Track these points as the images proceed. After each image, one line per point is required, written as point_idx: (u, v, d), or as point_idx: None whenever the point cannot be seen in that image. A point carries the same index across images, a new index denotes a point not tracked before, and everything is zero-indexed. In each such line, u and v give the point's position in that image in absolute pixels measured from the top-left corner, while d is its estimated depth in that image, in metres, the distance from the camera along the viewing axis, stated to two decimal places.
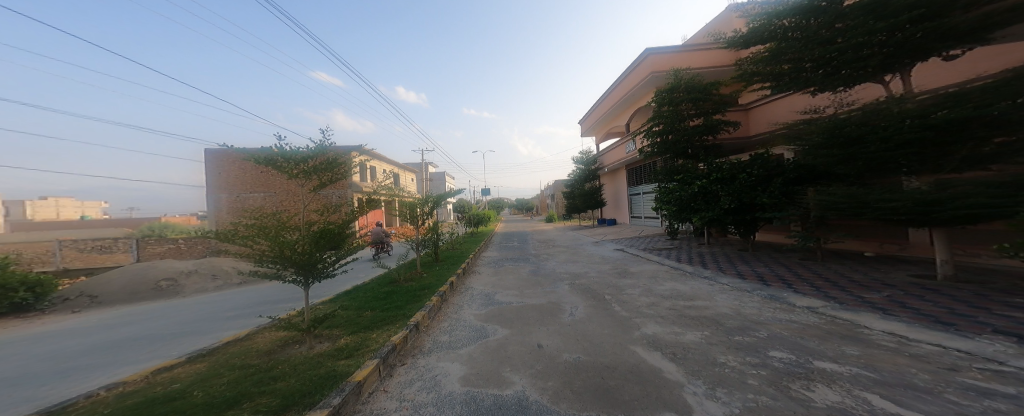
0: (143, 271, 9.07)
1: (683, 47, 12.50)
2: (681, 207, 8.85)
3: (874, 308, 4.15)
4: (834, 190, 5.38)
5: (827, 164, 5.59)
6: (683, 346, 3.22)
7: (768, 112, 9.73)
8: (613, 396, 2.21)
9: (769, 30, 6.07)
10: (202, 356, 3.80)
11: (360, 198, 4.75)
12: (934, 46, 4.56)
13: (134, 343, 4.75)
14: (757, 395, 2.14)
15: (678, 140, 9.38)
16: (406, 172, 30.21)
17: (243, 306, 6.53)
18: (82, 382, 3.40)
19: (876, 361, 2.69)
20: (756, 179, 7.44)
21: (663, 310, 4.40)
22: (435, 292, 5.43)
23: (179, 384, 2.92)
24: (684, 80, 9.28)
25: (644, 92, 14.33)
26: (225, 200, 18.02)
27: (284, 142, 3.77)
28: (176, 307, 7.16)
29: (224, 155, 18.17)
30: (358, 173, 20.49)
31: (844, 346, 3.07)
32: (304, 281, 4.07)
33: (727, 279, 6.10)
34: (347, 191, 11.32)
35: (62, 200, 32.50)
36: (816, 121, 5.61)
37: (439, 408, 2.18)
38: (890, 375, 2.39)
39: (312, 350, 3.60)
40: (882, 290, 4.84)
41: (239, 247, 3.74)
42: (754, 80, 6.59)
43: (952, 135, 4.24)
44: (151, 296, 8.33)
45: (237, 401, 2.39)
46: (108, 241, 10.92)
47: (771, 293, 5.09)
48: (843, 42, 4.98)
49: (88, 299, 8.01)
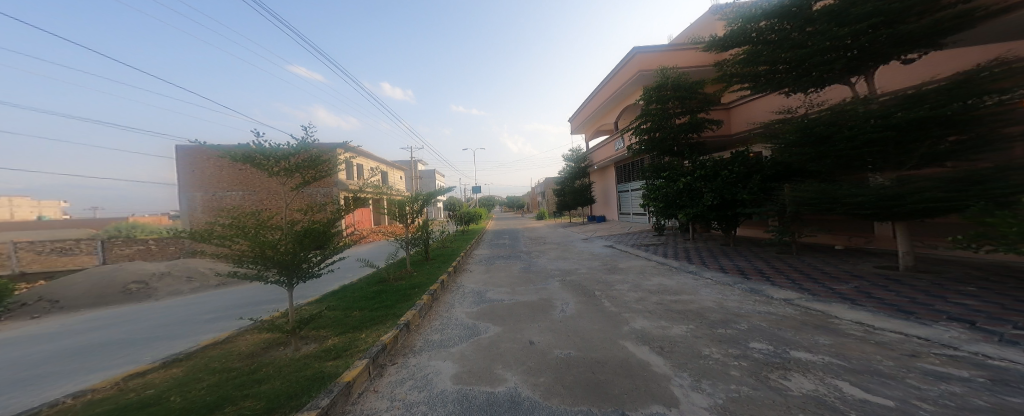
0: (111, 273, 8.59)
1: (669, 46, 12.75)
2: (666, 204, 9.08)
3: (844, 298, 4.39)
4: (807, 186, 5.63)
5: (801, 162, 5.85)
6: (670, 339, 3.32)
7: (748, 111, 10.09)
8: (604, 390, 2.26)
9: (745, 33, 6.27)
10: (178, 360, 3.65)
11: (347, 197, 4.63)
12: (895, 51, 4.83)
13: (102, 348, 4.51)
14: (739, 386, 2.23)
15: (664, 137, 9.53)
16: (394, 170, 29.73)
17: (222, 309, 6.31)
18: (46, 390, 3.22)
19: (846, 349, 2.85)
20: (736, 176, 7.70)
21: (650, 304, 4.51)
22: (426, 291, 5.38)
23: (154, 390, 2.79)
24: (670, 79, 9.43)
25: (630, 90, 14.54)
26: (200, 198, 17.24)
27: (262, 138, 3.61)
28: (148, 311, 6.84)
29: (199, 151, 17.41)
30: (345, 170, 20.10)
31: (817, 335, 3.24)
32: (288, 281, 3.95)
33: (710, 273, 6.32)
34: (334, 189, 11.30)
35: (16, 198, 30.38)
36: (789, 120, 5.83)
37: (431, 407, 2.17)
38: (859, 362, 2.54)
39: (298, 352, 3.51)
40: (851, 281, 5.14)
41: (216, 248, 3.59)
42: (734, 81, 6.79)
43: (910, 135, 4.51)
44: (121, 300, 7.91)
45: (219, 405, 2.32)
46: (69, 242, 10.31)
47: (751, 286, 5.30)
48: (813, 46, 5.20)
49: (49, 303, 7.55)
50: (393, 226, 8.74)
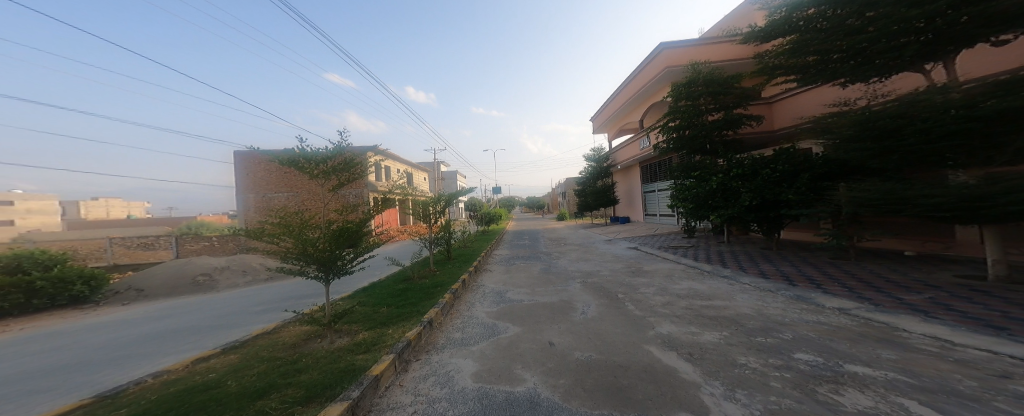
0: (181, 267, 9.66)
1: (698, 40, 12.08)
2: (697, 205, 8.61)
3: (913, 310, 3.90)
4: (868, 185, 5.07)
5: (860, 159, 5.28)
6: (700, 346, 3.14)
7: (794, 105, 9.31)
8: (627, 395, 2.19)
9: (791, 22, 5.82)
10: (235, 347, 4.05)
11: (376, 198, 4.88)
12: (979, 33, 4.15)
13: (173, 335, 5.10)
14: (780, 398, 2.06)
15: (696, 135, 8.99)
16: (419, 171, 30.79)
17: (270, 302, 6.89)
18: (133, 369, 3.71)
19: (914, 365, 2.53)
20: (781, 175, 7.10)
21: (679, 309, 4.30)
22: (448, 290, 5.51)
23: (215, 374, 3.12)
24: (702, 74, 8.92)
25: (657, 88, 13.94)
26: (252, 199, 18.94)
27: (304, 143, 3.91)
28: (209, 301, 7.62)
29: (251, 156, 19.10)
30: (373, 173, 21.18)
31: (879, 349, 2.90)
32: (325, 277, 4.22)
33: (748, 279, 5.87)
34: (365, 190, 11.90)
35: (111, 199, 35.47)
36: (846, 113, 5.29)
37: (452, 404, 2.23)
38: (932, 381, 2.25)
39: (333, 345, 3.75)
40: (923, 291, 4.54)
41: (267, 244, 3.93)
42: (778, 73, 6.36)
43: (1001, 125, 3.90)
44: (189, 291, 8.90)
45: (266, 391, 2.53)
46: (151, 239, 11.80)
47: (797, 293, 4.86)
48: (876, 32, 4.69)
49: (135, 292, 8.66)
50: (415, 226, 9.06)
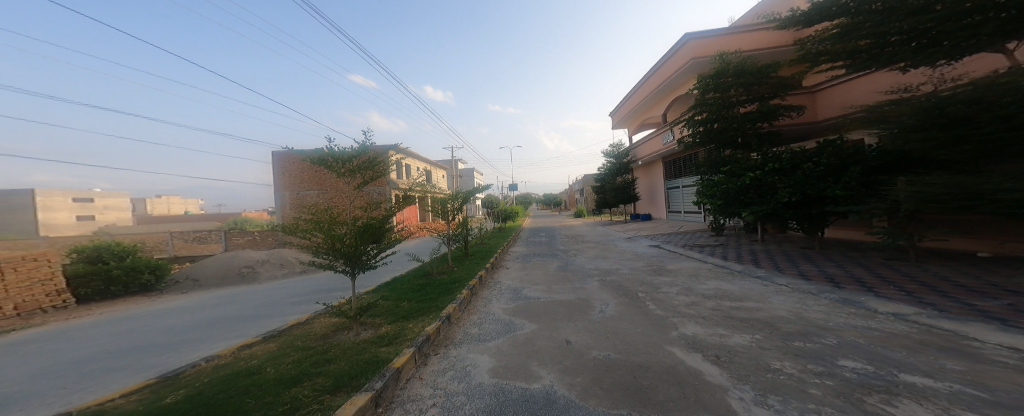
0: (229, 259, 10.46)
1: (728, 29, 11.37)
2: (728, 201, 8.16)
3: (986, 317, 3.47)
4: (931, 180, 4.56)
5: (922, 150, 4.74)
6: (729, 349, 2.97)
7: (841, 94, 8.57)
8: (646, 396, 2.11)
9: (840, 3, 5.31)
10: (273, 336, 4.34)
11: (398, 195, 5.03)
12: None
13: (220, 322, 5.54)
14: (820, 406, 1.91)
15: (725, 128, 8.48)
16: (439, 169, 31.46)
17: (303, 294, 7.30)
18: (187, 353, 4.07)
19: (986, 378, 2.25)
20: (825, 169, 6.56)
21: (705, 310, 4.10)
22: (466, 286, 5.59)
23: (256, 360, 3.36)
24: (732, 64, 8.32)
25: (682, 80, 13.30)
26: (288, 197, 20.15)
27: (332, 143, 4.08)
28: (251, 292, 8.21)
29: (287, 156, 20.29)
30: (396, 171, 21.89)
31: (941, 359, 2.61)
32: (352, 271, 4.40)
33: (785, 280, 5.49)
34: (387, 187, 12.28)
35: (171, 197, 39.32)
36: (906, 100, 4.77)
37: (470, 398, 2.27)
38: (1008, 396, 1.99)
39: (358, 337, 3.92)
40: (999, 297, 4.03)
41: (301, 239, 4.17)
42: (823, 59, 5.85)
43: None
44: (234, 282, 9.62)
45: (299, 379, 2.69)
46: (203, 233, 12.89)
47: (842, 296, 4.48)
48: (943, 9, 4.17)
49: (192, 281, 9.51)
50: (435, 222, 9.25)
